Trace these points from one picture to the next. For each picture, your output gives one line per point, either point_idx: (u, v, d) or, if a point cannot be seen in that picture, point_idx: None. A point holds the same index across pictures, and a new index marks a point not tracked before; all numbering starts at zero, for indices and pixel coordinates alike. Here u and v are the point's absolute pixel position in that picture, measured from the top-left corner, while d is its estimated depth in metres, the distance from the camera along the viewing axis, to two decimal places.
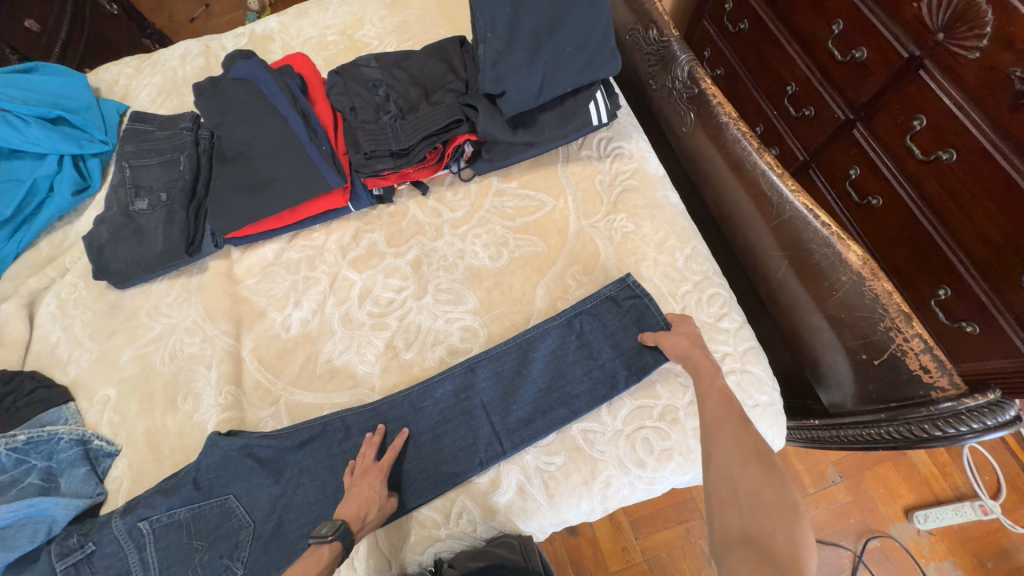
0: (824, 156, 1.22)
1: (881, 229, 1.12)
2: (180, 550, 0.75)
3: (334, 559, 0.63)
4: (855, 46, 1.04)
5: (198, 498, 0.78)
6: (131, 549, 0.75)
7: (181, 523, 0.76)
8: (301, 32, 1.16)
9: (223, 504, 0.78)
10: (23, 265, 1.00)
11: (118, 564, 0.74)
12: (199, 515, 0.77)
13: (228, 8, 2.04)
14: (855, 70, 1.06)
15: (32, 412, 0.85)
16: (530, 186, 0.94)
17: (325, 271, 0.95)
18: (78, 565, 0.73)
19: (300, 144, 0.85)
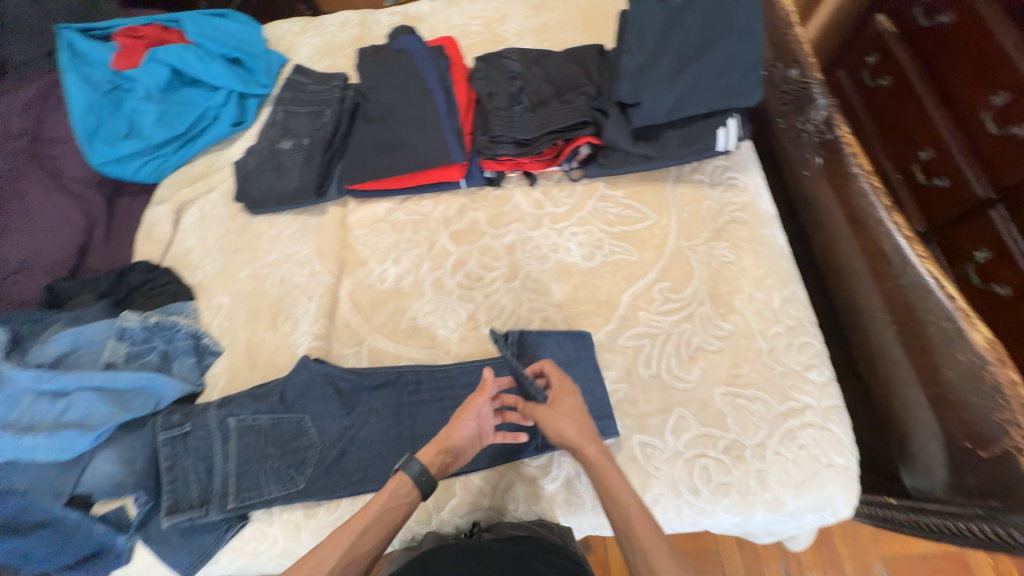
0: (952, 232, 1.13)
1: (1003, 322, 1.02)
2: (257, 451, 0.83)
3: (408, 494, 0.67)
4: (1016, 123, 0.96)
5: (280, 409, 0.86)
6: (219, 438, 0.84)
7: (261, 428, 0.84)
8: (449, 18, 1.26)
9: (300, 419, 0.85)
10: (180, 177, 1.16)
11: (205, 448, 0.83)
12: (278, 424, 0.85)
13: None
14: (1013, 146, 0.98)
15: (165, 300, 0.99)
16: (635, 198, 0.96)
17: (425, 237, 1.01)
18: (175, 439, 0.83)
19: (437, 117, 0.93)
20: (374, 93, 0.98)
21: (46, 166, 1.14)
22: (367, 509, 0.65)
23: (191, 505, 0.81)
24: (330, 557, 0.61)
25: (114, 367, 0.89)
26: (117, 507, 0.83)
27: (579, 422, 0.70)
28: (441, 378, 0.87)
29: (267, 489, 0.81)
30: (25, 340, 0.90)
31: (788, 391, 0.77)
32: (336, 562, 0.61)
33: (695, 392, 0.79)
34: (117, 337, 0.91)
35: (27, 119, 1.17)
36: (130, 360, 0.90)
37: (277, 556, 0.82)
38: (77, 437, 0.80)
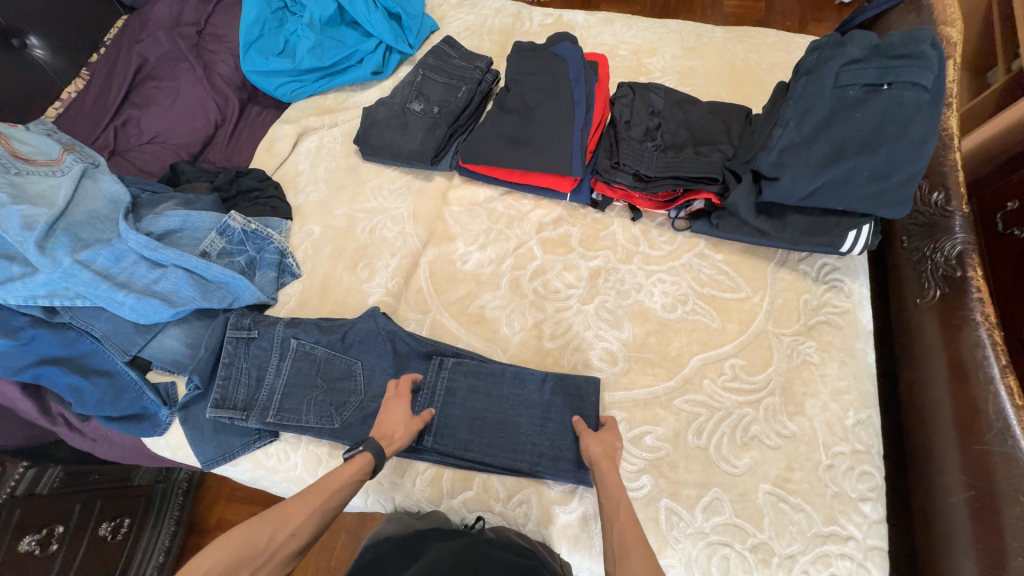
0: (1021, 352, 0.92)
1: None
2: (306, 379, 0.87)
3: (365, 468, 0.69)
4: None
5: (339, 348, 0.89)
6: (277, 354, 0.88)
7: (315, 357, 0.88)
8: (600, 36, 1.28)
9: (352, 363, 0.88)
10: (310, 104, 1.22)
11: (263, 358, 0.88)
12: (330, 361, 0.88)
13: None
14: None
15: (265, 213, 1.04)
16: (735, 267, 0.94)
17: (516, 234, 1.02)
18: (239, 341, 0.89)
19: (570, 128, 0.94)
20: (517, 88, 1.00)
21: (203, 58, 1.22)
22: (338, 471, 0.68)
23: (235, 406, 0.85)
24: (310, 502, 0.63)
25: (207, 257, 0.94)
26: (169, 381, 0.90)
27: (603, 440, 0.75)
28: (482, 377, 0.86)
29: (302, 417, 0.84)
30: (141, 206, 0.98)
31: (834, 514, 0.74)
32: (319, 505, 0.63)
33: (739, 478, 0.77)
34: (218, 231, 0.96)
35: (202, 14, 1.26)
36: (221, 255, 0.96)
37: (291, 480, 0.86)
38: (159, 306, 0.87)
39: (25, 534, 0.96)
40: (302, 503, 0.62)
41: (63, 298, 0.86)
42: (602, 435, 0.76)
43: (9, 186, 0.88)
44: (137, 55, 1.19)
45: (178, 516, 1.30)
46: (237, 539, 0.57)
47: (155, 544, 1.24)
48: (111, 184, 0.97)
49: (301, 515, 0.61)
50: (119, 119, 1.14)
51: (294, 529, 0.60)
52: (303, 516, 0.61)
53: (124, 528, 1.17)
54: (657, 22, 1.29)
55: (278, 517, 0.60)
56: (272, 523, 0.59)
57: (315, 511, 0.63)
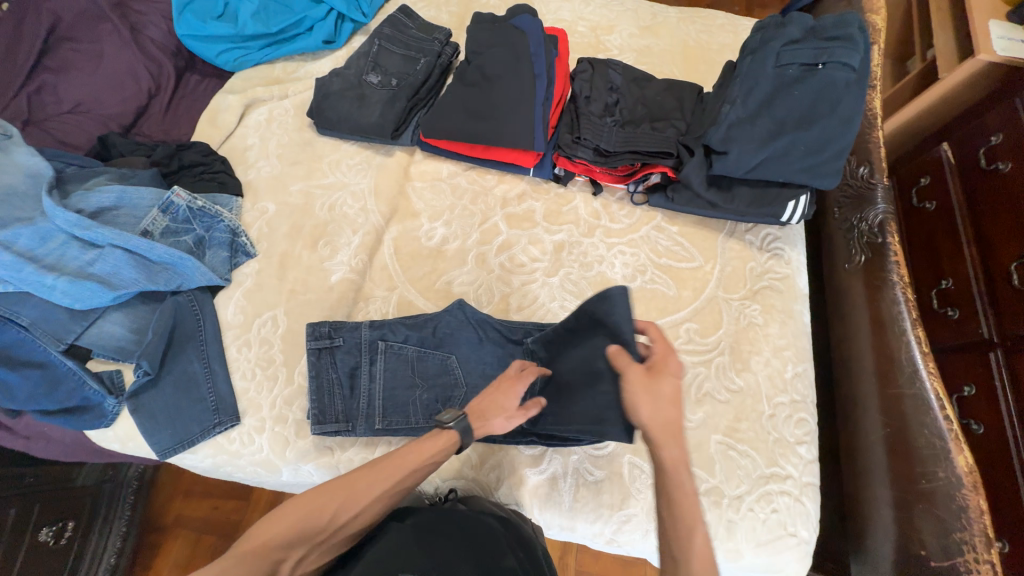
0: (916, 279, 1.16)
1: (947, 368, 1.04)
2: (404, 380, 0.84)
3: (447, 448, 0.66)
4: (931, 198, 1.14)
5: (430, 340, 0.87)
6: (364, 357, 0.85)
7: (405, 355, 0.85)
8: (558, 11, 1.28)
9: (443, 356, 0.86)
10: (256, 74, 1.14)
11: (348, 361, 0.85)
12: (425, 360, 0.85)
13: None
14: (925, 216, 1.15)
15: (213, 189, 0.98)
16: (688, 238, 0.99)
17: (481, 210, 1.03)
18: (321, 352, 0.84)
19: (533, 102, 0.94)
20: (478, 60, 0.99)
21: (128, 19, 1.11)
22: (419, 447, 0.65)
23: (337, 418, 0.82)
24: (380, 483, 0.61)
25: (149, 237, 0.87)
26: (112, 370, 0.84)
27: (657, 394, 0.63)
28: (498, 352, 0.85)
29: (409, 420, 0.82)
30: (67, 181, 0.89)
31: (776, 456, 0.82)
32: (385, 489, 0.61)
33: (693, 431, 0.83)
34: (161, 208, 0.89)
35: None
36: (166, 234, 0.90)
37: (257, 464, 0.83)
38: (98, 290, 0.81)
39: None
40: (376, 481, 0.61)
41: None
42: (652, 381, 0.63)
43: None
44: (47, 11, 1.05)
45: (128, 517, 1.22)
46: (307, 508, 0.58)
47: (105, 546, 1.18)
48: (28, 156, 0.87)
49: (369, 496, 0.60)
50: (32, 84, 1.01)
51: (355, 512, 0.60)
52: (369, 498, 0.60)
53: (68, 532, 1.10)
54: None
55: (347, 492, 0.60)
56: (337, 501, 0.59)
57: (381, 494, 0.61)
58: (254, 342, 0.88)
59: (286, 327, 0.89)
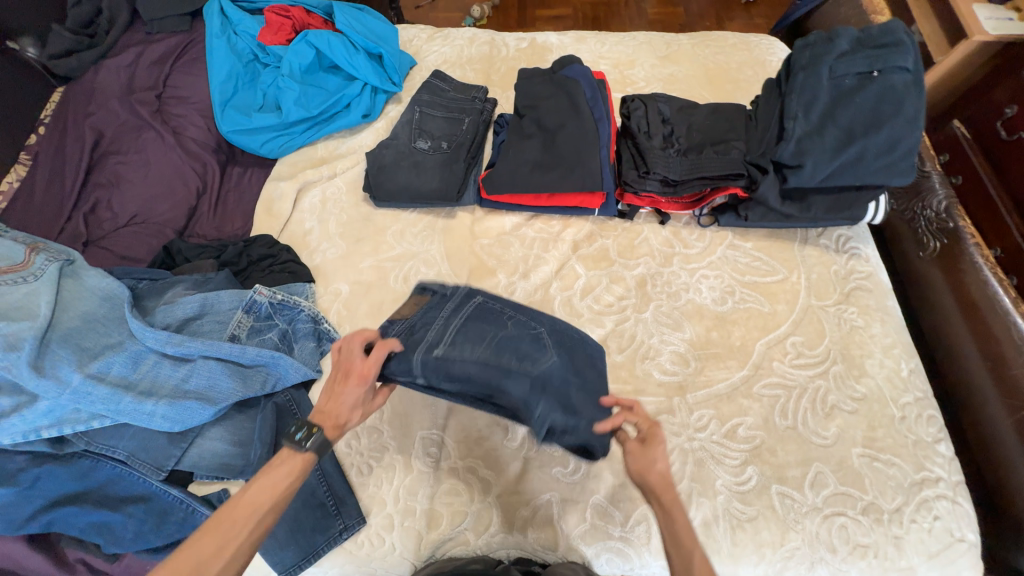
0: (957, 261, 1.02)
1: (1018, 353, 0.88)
2: (503, 299, 0.78)
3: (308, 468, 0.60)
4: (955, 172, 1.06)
5: (524, 344, 0.70)
6: (448, 308, 0.75)
7: (488, 314, 0.74)
8: (577, 54, 1.33)
9: (544, 348, 0.71)
10: (301, 157, 1.13)
11: (432, 309, 0.75)
12: (518, 325, 0.73)
13: (451, 7, 2.48)
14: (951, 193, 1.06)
15: (285, 280, 0.95)
16: (765, 252, 1.00)
17: (555, 256, 1.02)
18: (395, 316, 0.75)
19: (597, 146, 0.95)
20: (533, 113, 1.01)
21: (169, 124, 1.11)
22: (270, 482, 0.57)
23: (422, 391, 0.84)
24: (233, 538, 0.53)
25: (237, 341, 0.84)
26: (219, 490, 0.79)
27: (650, 463, 0.61)
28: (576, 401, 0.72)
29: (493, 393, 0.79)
30: (142, 298, 0.86)
31: (920, 460, 0.80)
32: (247, 539, 0.53)
33: (832, 448, 0.81)
34: (244, 309, 0.86)
35: (157, 77, 1.14)
36: (251, 335, 0.86)
37: (390, 565, 0.78)
38: (197, 407, 0.76)
39: None
40: (213, 547, 0.52)
41: (74, 424, 0.72)
42: (652, 455, 0.61)
43: None
44: (90, 131, 1.05)
45: None
46: None
47: None
48: (100, 279, 0.84)
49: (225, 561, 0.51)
50: (85, 204, 0.99)
51: None
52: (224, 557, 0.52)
53: None
54: (626, 36, 1.37)
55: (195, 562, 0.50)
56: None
57: (244, 545, 0.53)
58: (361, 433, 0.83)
59: (390, 412, 0.85)
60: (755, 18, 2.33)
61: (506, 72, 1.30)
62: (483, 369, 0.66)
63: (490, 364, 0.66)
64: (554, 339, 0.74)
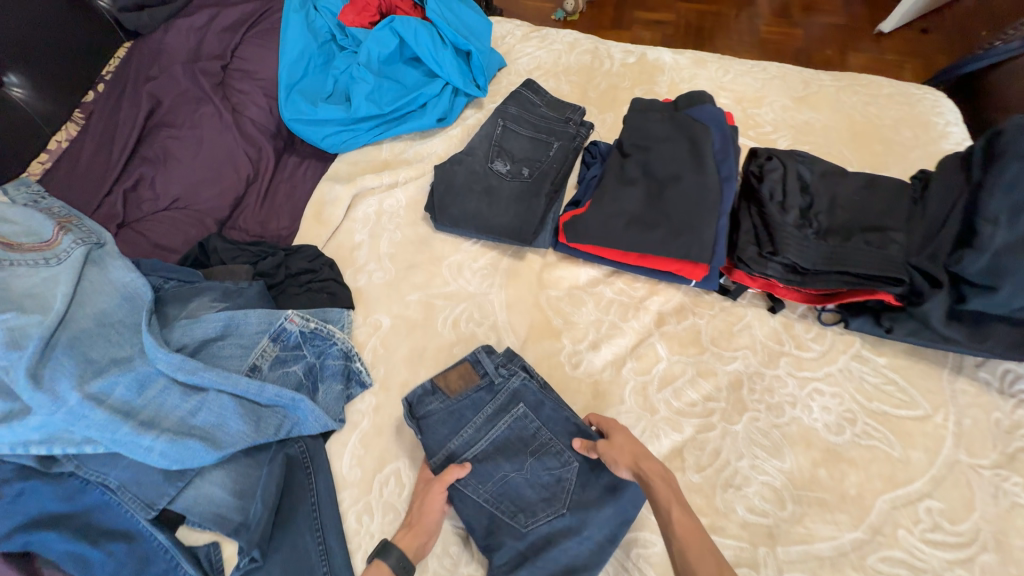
0: None
1: None
2: (549, 418, 0.74)
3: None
4: None
5: (530, 496, 0.69)
6: (485, 411, 0.74)
7: (518, 434, 0.73)
8: (694, 80, 1.13)
9: (566, 461, 0.71)
10: (364, 158, 1.01)
11: (473, 399, 0.75)
12: (540, 459, 0.71)
13: None
14: None
15: (322, 302, 0.83)
16: (903, 375, 0.79)
17: (633, 328, 0.85)
18: (439, 387, 0.76)
19: (716, 210, 0.77)
20: (641, 155, 0.84)
21: (230, 99, 1.00)
22: None
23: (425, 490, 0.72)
24: None
25: (258, 372, 0.73)
26: (210, 543, 0.69)
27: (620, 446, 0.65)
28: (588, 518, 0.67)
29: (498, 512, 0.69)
30: (167, 303, 0.77)
31: None
32: None
33: None
34: (271, 336, 0.75)
35: (226, 45, 1.04)
36: (275, 366, 0.75)
37: None
38: (200, 450, 0.65)
39: None
40: None
41: (65, 445, 0.63)
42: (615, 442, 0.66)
43: None
44: (148, 96, 0.96)
45: None
46: None
47: None
48: (124, 273, 0.75)
49: None
50: (127, 178, 0.90)
51: None
52: None
53: None
54: (755, 66, 1.15)
55: None
56: None
57: None
58: (375, 508, 0.71)
59: (412, 488, 0.72)
60: (885, 52, 1.96)
61: (606, 89, 1.12)
62: (482, 509, 0.68)
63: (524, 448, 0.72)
64: (575, 490, 0.69)
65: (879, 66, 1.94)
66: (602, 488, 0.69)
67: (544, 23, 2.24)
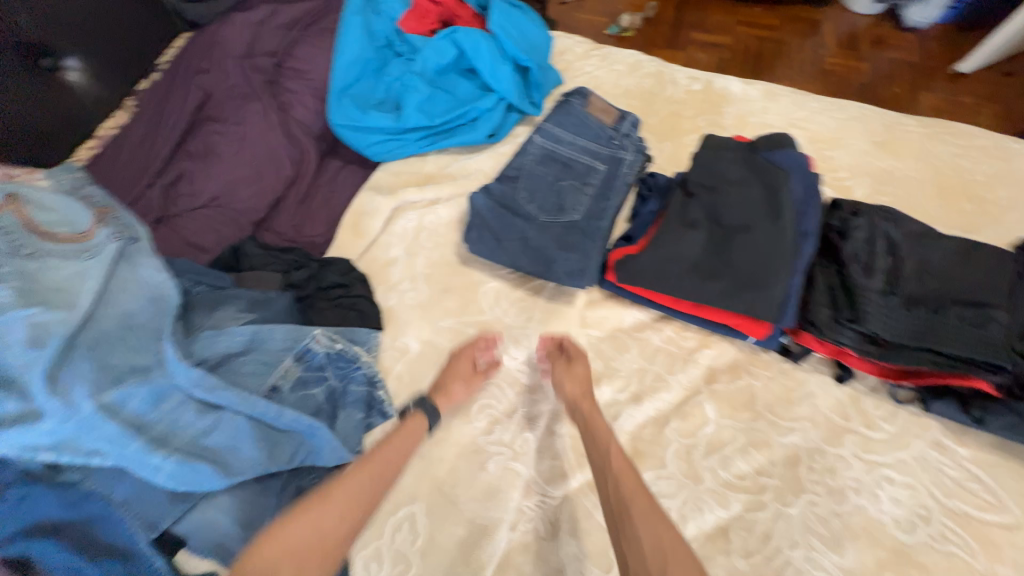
0: None
1: None
2: (602, 188, 0.87)
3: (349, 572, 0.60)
4: None
5: (541, 200, 0.86)
6: (599, 141, 0.91)
7: (584, 174, 0.88)
8: (763, 113, 1.05)
9: (576, 212, 0.85)
10: (407, 169, 0.97)
11: (601, 129, 0.92)
12: (572, 192, 0.87)
13: (597, 9, 2.24)
14: None
15: (351, 320, 0.79)
16: (990, 474, 0.69)
17: (680, 383, 0.78)
18: (589, 106, 0.94)
19: (792, 266, 0.70)
20: (708, 197, 0.77)
21: (279, 98, 0.98)
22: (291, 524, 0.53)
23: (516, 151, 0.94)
24: (300, 527, 0.53)
25: (276, 394, 0.69)
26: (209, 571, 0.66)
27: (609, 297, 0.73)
28: (524, 245, 0.82)
29: (538, 179, 0.88)
30: (194, 309, 0.73)
31: None
32: (370, 479, 0.60)
33: None
34: (296, 356, 0.72)
35: (282, 41, 1.02)
36: (296, 388, 0.71)
37: None
38: (209, 475, 0.61)
39: None
40: (337, 514, 0.55)
41: (72, 456, 0.59)
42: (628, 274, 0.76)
43: (16, 279, 0.64)
44: (198, 90, 0.95)
45: None
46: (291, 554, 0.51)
47: None
48: (154, 274, 0.72)
49: (309, 529, 0.53)
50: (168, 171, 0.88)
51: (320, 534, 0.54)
52: (306, 533, 0.52)
53: None
54: (831, 103, 1.06)
55: (316, 511, 0.54)
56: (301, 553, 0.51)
57: (343, 528, 0.55)
58: (384, 555, 0.66)
59: (425, 537, 0.67)
60: (960, 94, 1.81)
61: (667, 116, 1.05)
62: (518, 173, 0.89)
63: (585, 174, 0.88)
64: (555, 223, 0.84)
65: (953, 109, 1.79)
66: (571, 240, 0.82)
67: (596, 37, 2.19)
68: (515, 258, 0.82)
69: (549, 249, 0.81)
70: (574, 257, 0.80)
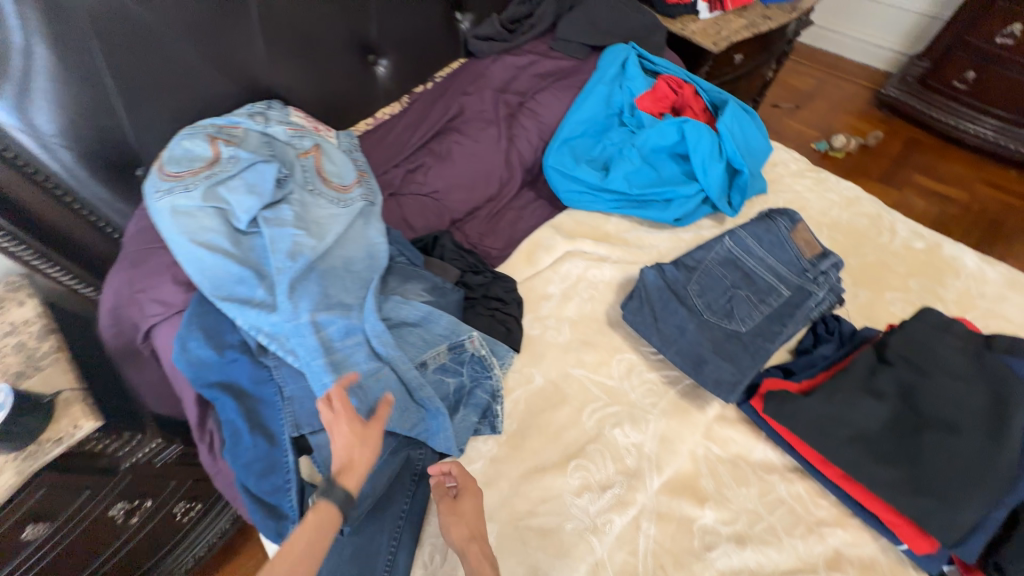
0: None
1: None
2: (775, 314, 0.84)
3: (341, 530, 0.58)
4: None
5: (709, 300, 0.87)
6: (791, 266, 0.89)
7: (762, 293, 0.87)
8: (996, 301, 0.91)
9: (741, 327, 0.84)
10: (591, 222, 1.05)
11: (797, 255, 0.89)
12: (743, 306, 0.86)
13: (809, 121, 2.20)
14: None
15: (497, 333, 0.87)
16: None
17: (794, 548, 0.70)
18: (795, 228, 0.92)
19: (994, 492, 0.62)
20: (910, 375, 0.73)
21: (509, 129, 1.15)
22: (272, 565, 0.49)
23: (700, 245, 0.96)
24: None
25: (423, 369, 0.79)
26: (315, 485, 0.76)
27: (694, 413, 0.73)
28: (678, 337, 0.83)
29: (713, 279, 0.89)
30: (392, 273, 0.89)
31: None
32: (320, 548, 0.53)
33: None
34: (450, 345, 0.81)
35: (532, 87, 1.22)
36: (437, 370, 0.80)
37: None
38: (355, 411, 0.72)
39: (115, 501, 0.89)
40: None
41: (278, 346, 0.75)
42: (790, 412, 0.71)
43: (298, 206, 0.85)
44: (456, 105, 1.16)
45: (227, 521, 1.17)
46: None
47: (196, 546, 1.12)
48: (377, 236, 0.89)
49: None
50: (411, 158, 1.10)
51: None
52: None
53: (192, 510, 1.08)
54: None
55: None
56: None
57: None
58: (451, 553, 0.71)
59: None
60: None
61: (874, 264, 0.97)
62: (696, 268, 0.91)
63: (764, 293, 0.87)
64: (715, 327, 0.84)
65: None
66: (726, 351, 0.81)
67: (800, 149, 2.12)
68: (665, 344, 0.84)
69: (699, 349, 0.82)
70: (724, 369, 0.79)
